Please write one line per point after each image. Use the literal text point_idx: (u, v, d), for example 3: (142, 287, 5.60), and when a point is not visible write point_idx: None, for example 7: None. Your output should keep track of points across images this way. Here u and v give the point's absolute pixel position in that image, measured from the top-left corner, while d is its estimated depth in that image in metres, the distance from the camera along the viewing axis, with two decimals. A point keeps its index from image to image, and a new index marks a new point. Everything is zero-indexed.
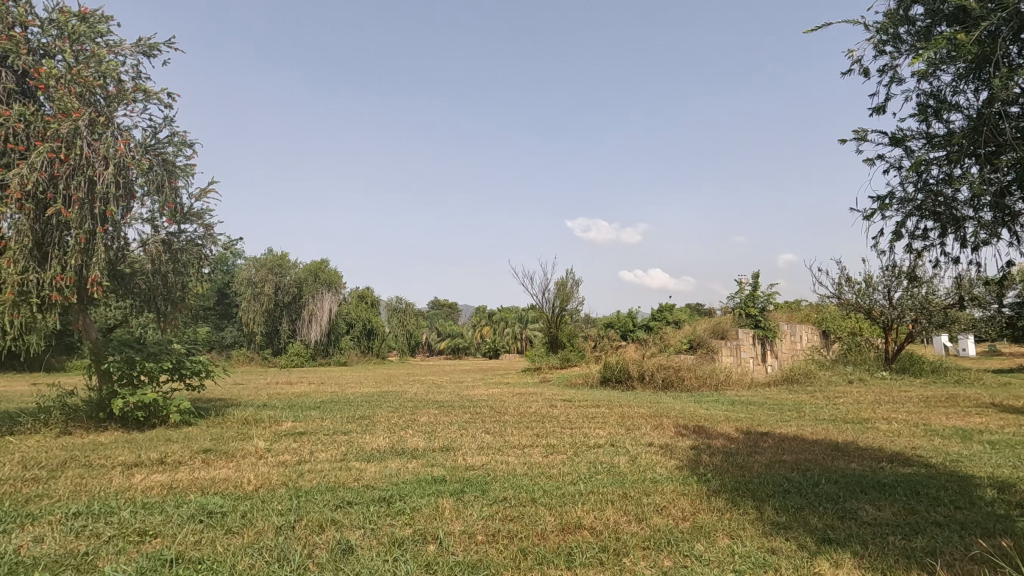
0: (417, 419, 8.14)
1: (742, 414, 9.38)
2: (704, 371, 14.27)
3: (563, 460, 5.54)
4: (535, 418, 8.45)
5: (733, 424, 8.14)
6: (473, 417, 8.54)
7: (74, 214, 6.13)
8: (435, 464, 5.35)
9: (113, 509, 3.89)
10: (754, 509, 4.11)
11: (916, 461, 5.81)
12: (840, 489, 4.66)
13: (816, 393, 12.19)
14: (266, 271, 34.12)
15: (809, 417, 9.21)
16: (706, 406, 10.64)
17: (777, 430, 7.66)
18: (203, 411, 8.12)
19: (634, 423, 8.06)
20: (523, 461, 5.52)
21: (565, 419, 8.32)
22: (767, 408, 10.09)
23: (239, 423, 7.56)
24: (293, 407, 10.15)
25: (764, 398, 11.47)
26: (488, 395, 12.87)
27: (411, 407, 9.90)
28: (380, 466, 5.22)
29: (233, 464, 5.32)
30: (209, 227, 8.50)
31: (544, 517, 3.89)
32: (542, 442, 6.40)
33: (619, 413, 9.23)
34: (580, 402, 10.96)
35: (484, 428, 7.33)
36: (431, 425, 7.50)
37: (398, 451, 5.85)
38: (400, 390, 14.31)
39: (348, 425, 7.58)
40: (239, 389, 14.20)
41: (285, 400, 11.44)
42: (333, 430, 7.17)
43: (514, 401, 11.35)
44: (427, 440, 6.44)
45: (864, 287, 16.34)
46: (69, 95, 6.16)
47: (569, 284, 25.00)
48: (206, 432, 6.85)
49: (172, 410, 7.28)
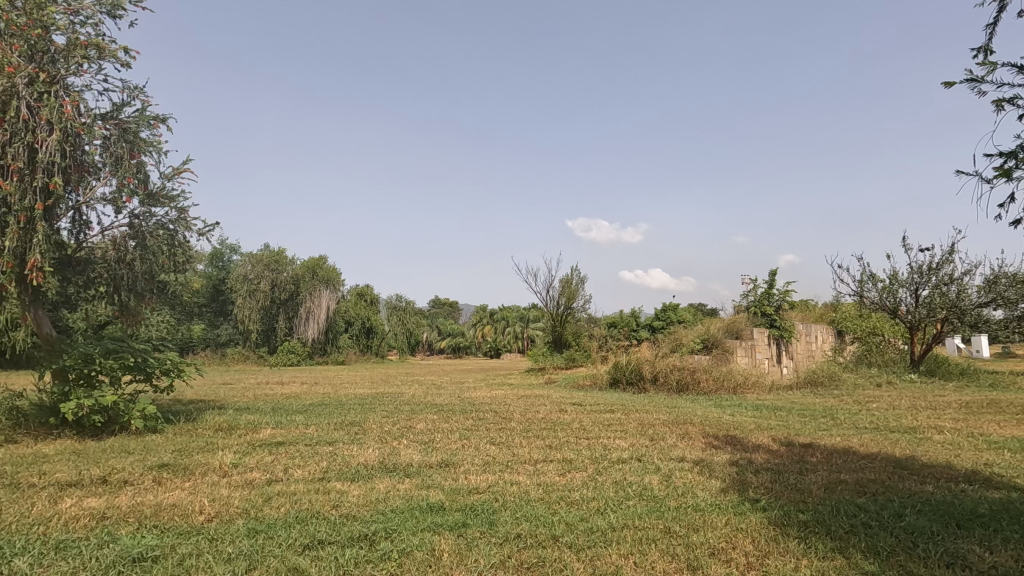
0: (413, 426, 7.24)
1: (771, 420, 8.51)
2: (720, 373, 13.37)
3: (584, 481, 4.63)
4: (544, 425, 7.57)
5: (768, 433, 7.25)
6: (476, 423, 7.64)
7: (13, 187, 5.31)
8: (432, 484, 4.46)
9: (14, 552, 3.02)
10: (837, 554, 3.23)
11: (1001, 483, 4.90)
12: (932, 522, 3.76)
13: (845, 398, 11.28)
14: (262, 268, 33.26)
15: (847, 425, 8.33)
16: (729, 411, 9.77)
17: (820, 441, 6.78)
18: (172, 416, 7.24)
19: (657, 432, 7.17)
20: (537, 481, 4.62)
21: (579, 426, 7.44)
22: (797, 415, 9.20)
23: (210, 430, 6.67)
24: (278, 410, 9.28)
25: (790, 403, 10.60)
26: (491, 397, 12.07)
27: (407, 411, 9.03)
28: (365, 489, 4.33)
29: (189, 484, 4.43)
30: (185, 211, 7.64)
31: (570, 566, 3.01)
32: (557, 455, 5.52)
33: (636, 419, 8.35)
34: (592, 406, 10.08)
35: (489, 438, 6.45)
36: (428, 434, 6.62)
37: (389, 467, 4.97)
38: (397, 391, 13.47)
39: (335, 433, 6.71)
40: (225, 389, 13.38)
41: (272, 402, 10.62)
42: (316, 439, 6.27)
43: (519, 404, 10.48)
44: (422, 453, 5.55)
45: (889, 285, 15.49)
46: (6, 49, 5.30)
47: (574, 281, 24.14)
48: (170, 442, 5.96)
49: (135, 415, 6.44)
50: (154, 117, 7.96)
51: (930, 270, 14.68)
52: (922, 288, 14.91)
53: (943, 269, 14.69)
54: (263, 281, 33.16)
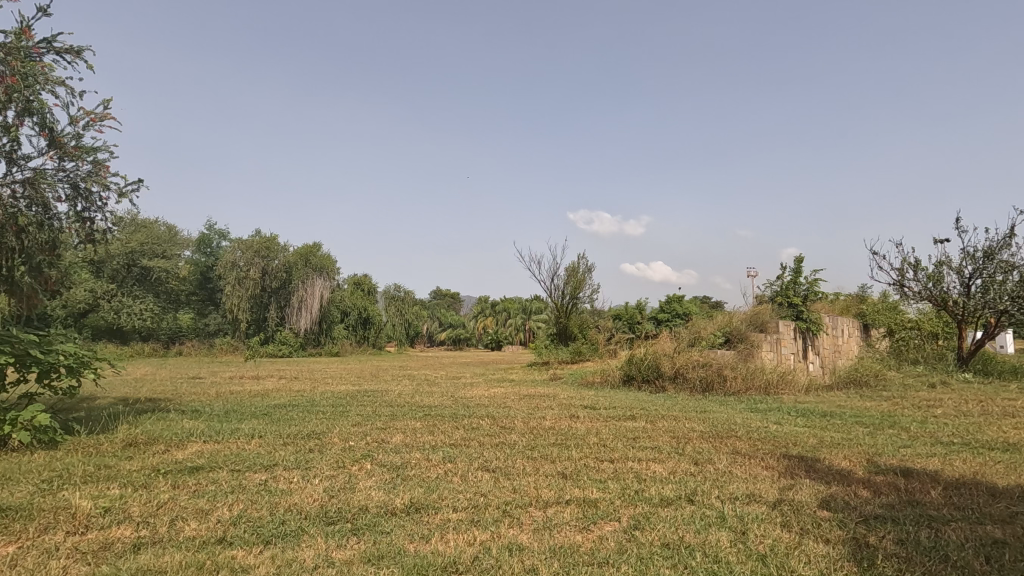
0: (386, 441, 5.65)
1: (832, 432, 6.90)
2: (750, 371, 11.75)
3: (622, 549, 3.03)
4: (553, 438, 5.98)
5: (840, 453, 5.65)
6: (468, 436, 6.05)
7: None
8: (389, 554, 2.87)
9: None
10: None
11: None
12: None
13: (902, 402, 9.68)
14: (252, 254, 31.37)
15: (929, 439, 6.72)
16: (772, 418, 8.17)
17: (916, 467, 5.18)
18: (76, 425, 5.65)
19: (698, 450, 5.57)
20: (551, 545, 3.02)
21: (600, 441, 5.83)
22: (858, 425, 7.59)
23: (117, 446, 5.09)
24: (230, 414, 7.69)
25: (841, 409, 8.99)
26: (489, 397, 10.48)
27: (386, 417, 7.42)
28: (279, 564, 2.73)
29: (9, 551, 2.84)
30: (101, 164, 6.13)
31: None
32: (575, 494, 3.91)
33: (665, 430, 6.74)
34: (609, 410, 8.47)
35: (481, 461, 4.85)
36: (403, 455, 5.03)
37: (330, 517, 3.37)
38: (384, 389, 11.95)
39: (283, 451, 5.13)
40: (188, 386, 11.81)
41: (230, 403, 9.03)
42: (251, 462, 4.66)
43: (522, 406, 8.90)
44: (386, 489, 3.95)
45: (935, 273, 13.88)
46: None
47: (581, 269, 22.31)
48: (45, 467, 4.35)
49: (15, 426, 4.89)
50: (65, 49, 6.43)
51: (987, 256, 13.00)
52: (974, 277, 13.31)
53: (1001, 254, 13.01)
54: (252, 269, 31.35)
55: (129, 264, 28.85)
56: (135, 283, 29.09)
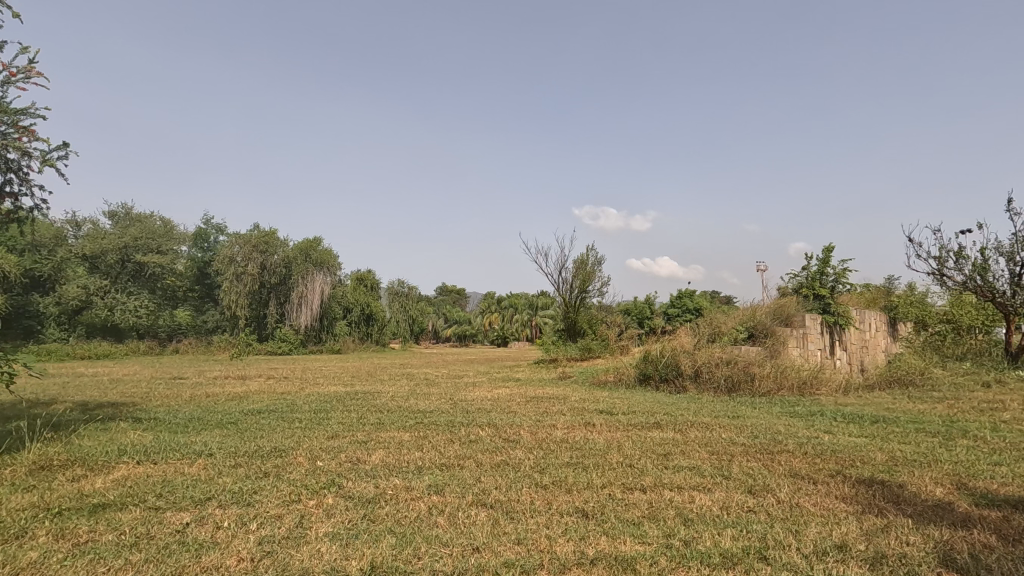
0: (363, 462, 4.58)
1: (899, 445, 5.77)
2: (780, 369, 10.60)
3: None
4: (567, 455, 4.89)
5: (926, 476, 4.49)
6: (464, 453, 4.96)
7: None
8: None
9: None
10: None
11: None
12: None
13: (959, 404, 8.54)
14: (250, 249, 30.24)
15: (1016, 453, 5.59)
16: (817, 424, 7.07)
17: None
18: None
19: (748, 473, 4.45)
20: None
21: (624, 460, 4.72)
22: (921, 433, 6.47)
23: (22, 471, 4.05)
24: (193, 423, 6.66)
25: (892, 413, 7.87)
26: (491, 399, 9.40)
27: (370, 427, 6.35)
28: None
29: None
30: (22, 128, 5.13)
31: None
32: (603, 549, 2.83)
33: (700, 443, 5.62)
34: (628, 417, 7.36)
35: (477, 491, 3.77)
36: (378, 482, 3.95)
37: None
38: (377, 390, 10.88)
39: (228, 477, 4.07)
40: (164, 389, 10.78)
41: (199, 409, 7.98)
42: (179, 495, 3.61)
43: (529, 411, 7.82)
44: (345, 541, 2.87)
45: (980, 261, 12.65)
46: None
47: (589, 262, 21.09)
48: None
49: None
50: None
51: None
52: None
53: None
54: (250, 264, 30.23)
55: (122, 260, 27.82)
56: (128, 279, 28.07)
